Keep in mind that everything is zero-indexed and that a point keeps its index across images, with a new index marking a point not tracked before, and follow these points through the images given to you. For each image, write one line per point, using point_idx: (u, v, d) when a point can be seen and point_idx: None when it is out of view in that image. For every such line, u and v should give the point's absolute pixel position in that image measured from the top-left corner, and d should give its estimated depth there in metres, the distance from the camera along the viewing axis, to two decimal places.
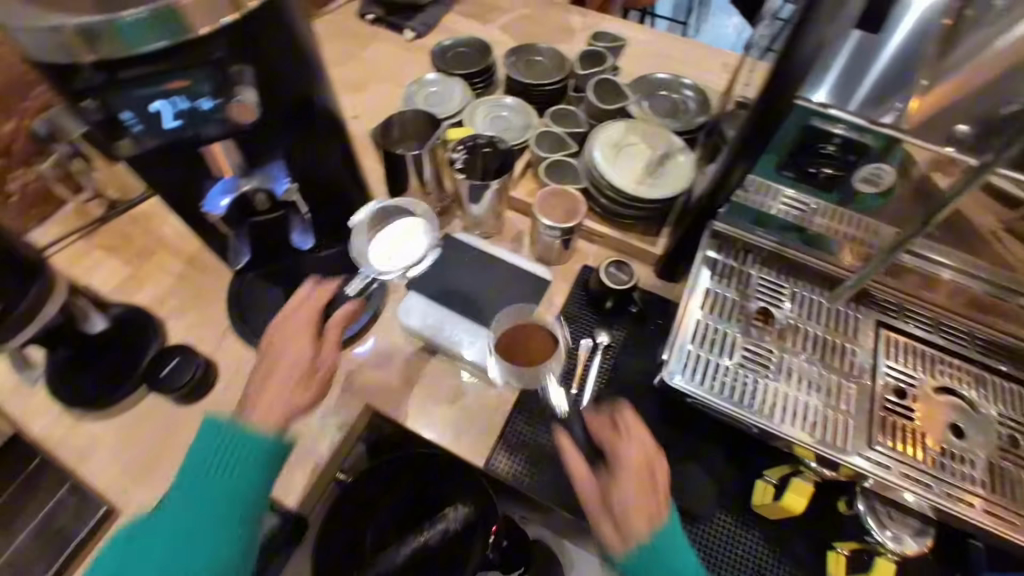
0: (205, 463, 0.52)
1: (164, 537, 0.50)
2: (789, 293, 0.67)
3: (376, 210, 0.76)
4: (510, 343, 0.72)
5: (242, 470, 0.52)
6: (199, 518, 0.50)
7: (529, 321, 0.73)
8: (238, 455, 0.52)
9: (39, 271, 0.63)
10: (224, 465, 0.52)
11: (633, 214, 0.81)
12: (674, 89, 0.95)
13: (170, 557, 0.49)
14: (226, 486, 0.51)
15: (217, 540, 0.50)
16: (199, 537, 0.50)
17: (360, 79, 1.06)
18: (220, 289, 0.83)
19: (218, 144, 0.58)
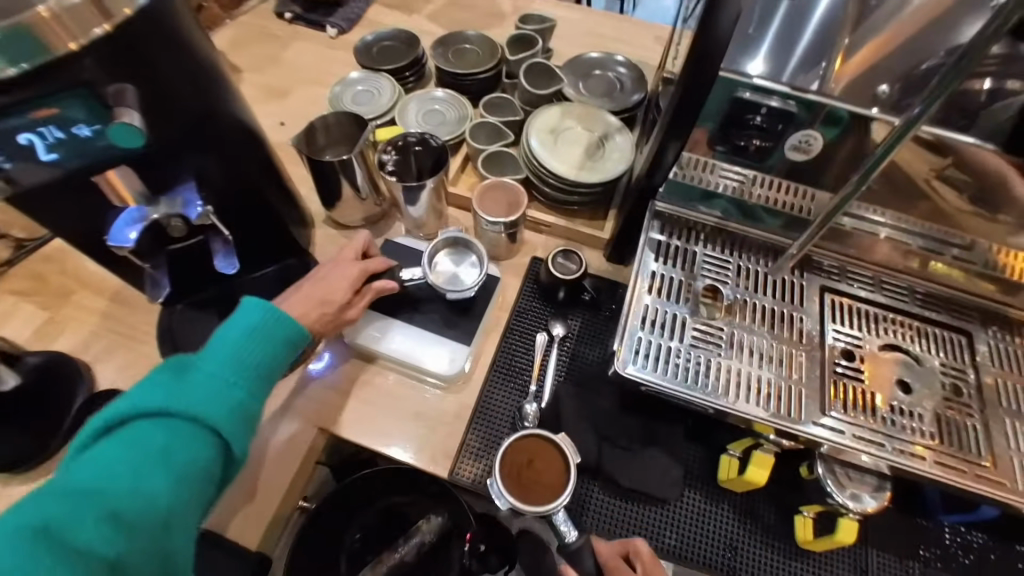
0: (243, 325, 0.51)
1: (183, 382, 0.46)
2: (734, 266, 0.66)
3: (451, 236, 0.75)
4: (517, 464, 0.63)
5: (278, 339, 0.52)
6: (223, 373, 0.47)
7: (538, 437, 0.65)
8: (268, 327, 0.52)
9: None
10: (265, 328, 0.52)
11: (577, 200, 0.79)
12: (609, 67, 0.93)
13: (187, 399, 0.45)
14: (257, 352, 0.50)
15: (236, 395, 0.47)
16: (222, 386, 0.47)
17: (283, 82, 0.99)
18: (150, 324, 0.77)
19: (113, 170, 0.53)
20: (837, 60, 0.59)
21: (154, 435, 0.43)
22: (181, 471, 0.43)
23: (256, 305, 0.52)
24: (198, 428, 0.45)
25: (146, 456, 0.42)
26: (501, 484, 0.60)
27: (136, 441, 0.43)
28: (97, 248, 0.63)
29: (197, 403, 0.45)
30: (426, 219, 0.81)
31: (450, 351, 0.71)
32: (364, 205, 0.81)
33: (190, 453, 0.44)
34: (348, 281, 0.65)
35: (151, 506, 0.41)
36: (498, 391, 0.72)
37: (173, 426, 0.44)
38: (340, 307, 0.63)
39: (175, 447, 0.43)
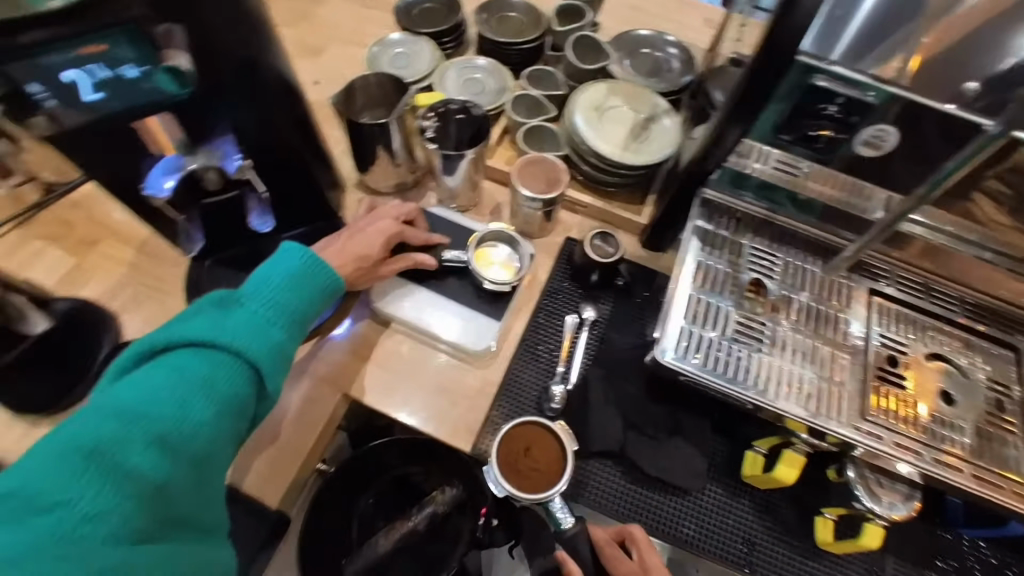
0: (279, 273, 0.52)
1: (222, 320, 0.47)
2: (781, 262, 0.64)
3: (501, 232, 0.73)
4: (514, 452, 0.63)
5: (313, 289, 0.54)
6: (261, 314, 0.49)
7: (536, 425, 0.64)
8: (305, 276, 0.53)
9: None
10: (300, 277, 0.53)
11: (618, 181, 0.77)
12: (658, 46, 0.89)
13: (227, 335, 0.46)
14: (293, 299, 0.52)
15: (274, 337, 0.49)
16: (260, 327, 0.48)
17: (319, 40, 0.97)
18: (178, 278, 0.77)
19: (153, 119, 0.52)
20: (915, 57, 0.54)
21: (195, 366, 0.44)
22: (221, 402, 0.44)
23: (293, 254, 0.54)
24: (239, 363, 0.46)
25: (189, 385, 0.43)
26: (497, 474, 0.61)
27: (180, 370, 0.44)
28: (132, 197, 0.62)
29: (236, 340, 0.46)
30: (460, 191, 0.79)
31: (480, 325, 0.70)
32: (398, 171, 0.79)
33: (230, 387, 0.45)
34: (380, 237, 0.66)
35: (190, 431, 0.43)
36: (526, 369, 0.71)
37: (216, 358, 0.45)
38: (374, 263, 0.65)
39: (216, 379, 0.45)
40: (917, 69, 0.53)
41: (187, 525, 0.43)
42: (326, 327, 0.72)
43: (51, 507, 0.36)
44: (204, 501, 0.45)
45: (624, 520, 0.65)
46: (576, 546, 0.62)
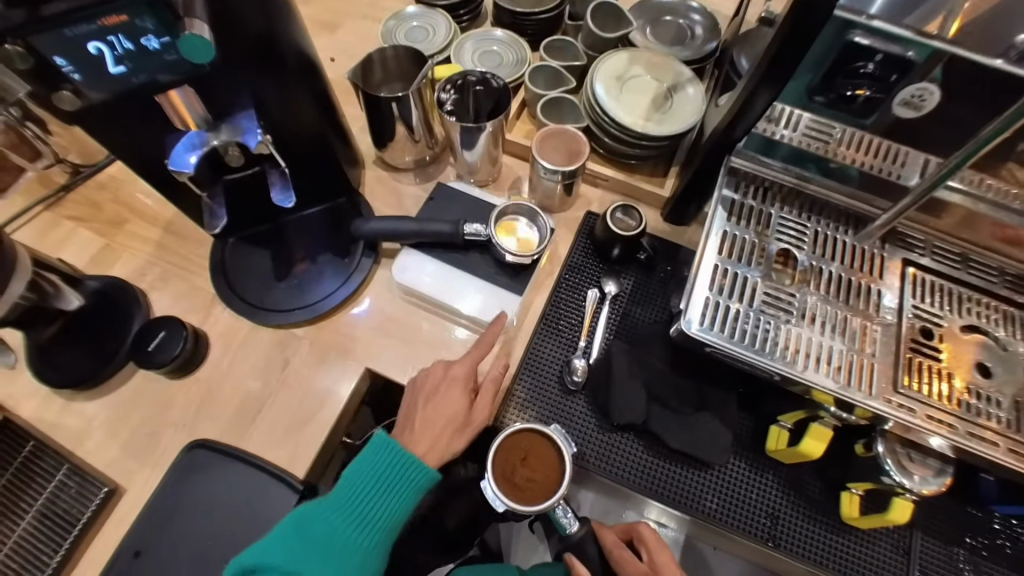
0: (376, 468, 0.57)
1: (319, 519, 0.54)
2: (811, 232, 0.62)
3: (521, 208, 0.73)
4: (509, 463, 0.62)
5: (399, 500, 0.57)
6: (347, 524, 0.55)
7: (532, 432, 0.63)
8: (399, 484, 0.57)
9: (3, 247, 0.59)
10: (390, 480, 0.57)
11: (640, 154, 0.75)
12: (681, 13, 0.86)
13: (316, 538, 0.53)
14: (380, 503, 0.57)
15: (366, 518, 0.56)
16: (347, 535, 0.55)
17: (335, 15, 0.95)
18: (204, 256, 0.78)
19: (175, 90, 0.52)
20: (955, 23, 0.50)
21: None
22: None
23: (389, 451, 0.57)
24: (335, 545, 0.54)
25: (284, 554, 0.52)
26: (497, 489, 0.59)
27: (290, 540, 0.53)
28: (157, 173, 0.62)
29: (318, 562, 0.53)
30: (479, 166, 0.79)
31: (501, 300, 0.70)
32: (417, 147, 0.78)
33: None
34: (462, 394, 0.64)
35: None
36: (546, 344, 0.71)
37: (313, 535, 0.53)
38: (466, 423, 0.63)
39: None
40: (956, 36, 0.50)
41: None
42: (347, 305, 0.74)
43: None
44: None
45: (645, 493, 0.65)
46: (583, 547, 0.67)
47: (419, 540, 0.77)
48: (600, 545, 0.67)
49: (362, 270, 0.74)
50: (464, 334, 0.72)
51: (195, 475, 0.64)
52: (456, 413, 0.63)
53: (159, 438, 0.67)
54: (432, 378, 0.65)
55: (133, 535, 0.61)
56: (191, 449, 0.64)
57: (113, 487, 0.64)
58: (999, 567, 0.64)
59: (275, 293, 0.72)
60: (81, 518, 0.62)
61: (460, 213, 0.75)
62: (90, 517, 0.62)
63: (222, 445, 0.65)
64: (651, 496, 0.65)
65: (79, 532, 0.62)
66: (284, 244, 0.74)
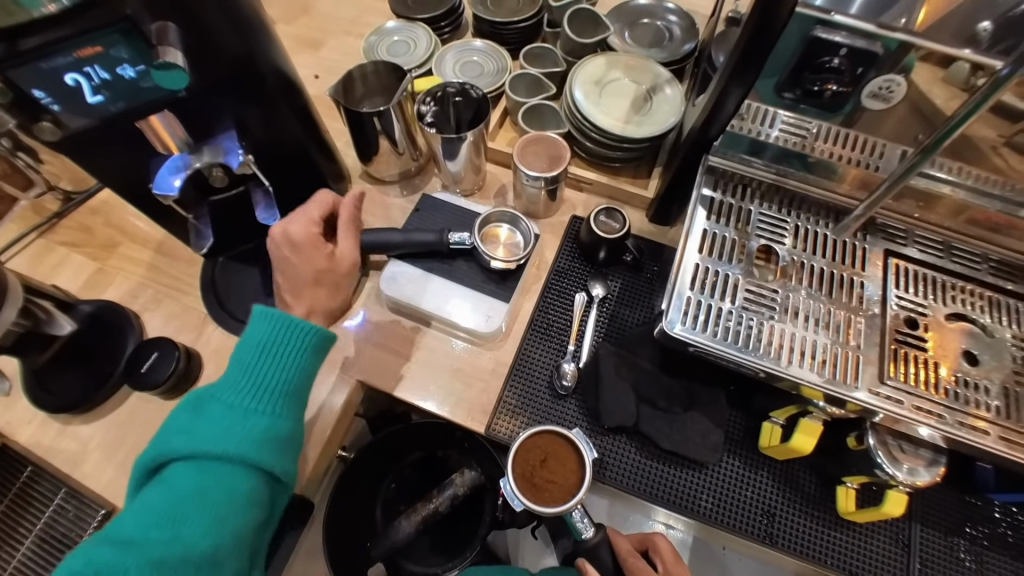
0: (255, 342, 0.55)
1: (210, 400, 0.53)
2: (791, 226, 0.63)
3: (510, 215, 0.73)
4: (530, 464, 0.62)
5: (292, 364, 0.55)
6: (244, 395, 0.52)
7: (553, 434, 0.64)
8: (287, 344, 0.55)
9: None
10: (277, 346, 0.55)
11: (622, 156, 0.76)
12: (658, 16, 0.87)
13: (214, 413, 0.51)
14: (272, 373, 0.54)
15: (265, 387, 0.53)
16: (243, 405, 0.52)
17: (318, 34, 0.96)
18: (194, 276, 0.78)
19: (155, 116, 0.53)
20: (921, 14, 0.51)
21: (195, 458, 0.49)
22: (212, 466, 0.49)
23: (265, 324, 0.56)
24: (232, 415, 0.51)
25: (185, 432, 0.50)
26: (514, 488, 0.60)
27: (188, 424, 0.51)
28: (143, 197, 0.63)
29: (219, 431, 0.50)
30: (464, 175, 0.79)
31: (488, 306, 0.70)
32: (401, 159, 0.79)
33: (223, 471, 0.49)
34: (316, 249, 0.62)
35: (194, 552, 0.46)
36: (536, 349, 0.71)
37: (210, 413, 0.51)
38: (331, 268, 0.63)
39: (210, 474, 0.49)
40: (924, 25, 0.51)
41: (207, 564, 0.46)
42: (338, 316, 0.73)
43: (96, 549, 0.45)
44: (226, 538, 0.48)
45: (641, 495, 0.65)
46: (597, 555, 0.65)
47: (422, 543, 0.84)
48: (613, 552, 0.65)
49: None
50: (460, 345, 0.72)
51: None
52: (320, 255, 0.62)
53: None
54: (283, 233, 0.62)
55: None
56: None
57: (111, 508, 0.66)
58: (1001, 557, 0.63)
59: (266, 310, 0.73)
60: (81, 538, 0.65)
61: (446, 221, 0.76)
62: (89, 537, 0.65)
63: None
64: (646, 497, 0.65)
65: None
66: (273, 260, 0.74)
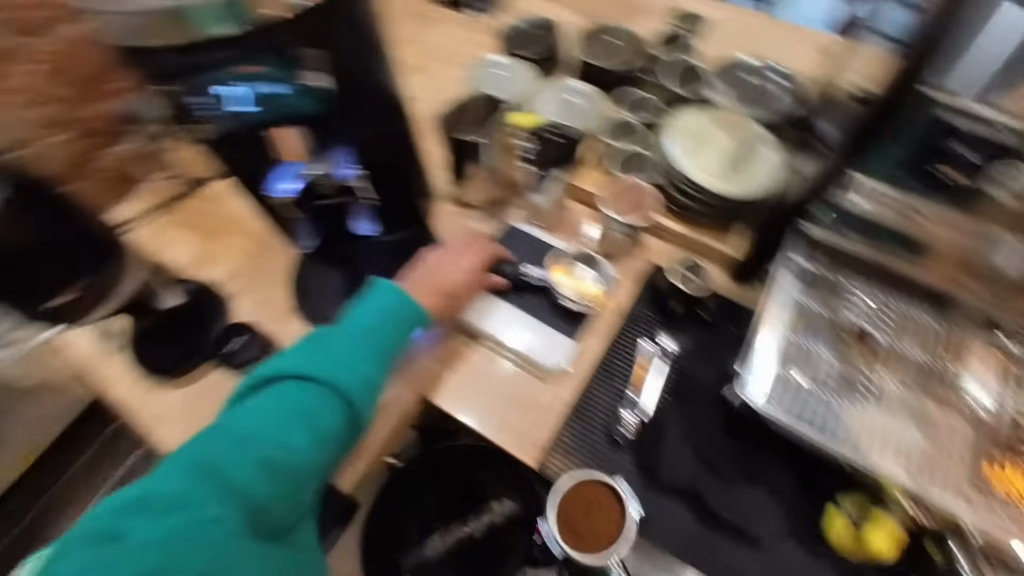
0: (372, 302, 0.63)
1: (323, 340, 0.60)
2: (890, 309, 0.66)
3: (586, 258, 0.76)
4: (575, 510, 0.64)
5: (395, 333, 0.62)
6: (356, 346, 0.59)
7: (597, 485, 0.64)
8: (396, 315, 0.63)
9: (114, 251, 0.64)
10: (388, 311, 0.62)
11: (706, 210, 0.76)
12: (762, 74, 0.86)
13: (324, 351, 0.58)
14: (378, 334, 0.61)
15: (369, 344, 0.60)
16: (348, 352, 0.59)
17: (425, 57, 1.01)
18: (283, 269, 0.82)
19: (292, 129, 0.60)
20: None
21: (303, 383, 0.57)
22: (314, 395, 0.56)
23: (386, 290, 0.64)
24: (340, 363, 0.58)
25: (301, 362, 0.58)
26: (556, 533, 0.64)
27: (304, 355, 0.58)
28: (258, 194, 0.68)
29: (331, 366, 0.58)
30: (547, 208, 0.81)
31: (553, 343, 0.72)
32: (490, 186, 0.82)
33: (321, 401, 0.57)
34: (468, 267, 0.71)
35: (290, 455, 0.55)
36: (599, 393, 0.70)
37: (321, 354, 0.58)
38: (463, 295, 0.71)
39: (312, 398, 0.56)
40: None
41: (291, 475, 0.55)
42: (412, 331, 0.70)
43: (213, 433, 0.54)
44: (308, 458, 0.56)
45: (687, 560, 0.63)
46: None
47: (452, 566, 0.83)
48: None
49: None
50: (510, 367, 0.71)
51: None
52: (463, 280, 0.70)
53: None
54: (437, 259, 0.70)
55: None
56: None
57: None
58: None
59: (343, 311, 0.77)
60: None
61: (528, 255, 0.77)
62: None
63: None
64: (693, 564, 0.63)
65: None
66: (358, 267, 0.78)
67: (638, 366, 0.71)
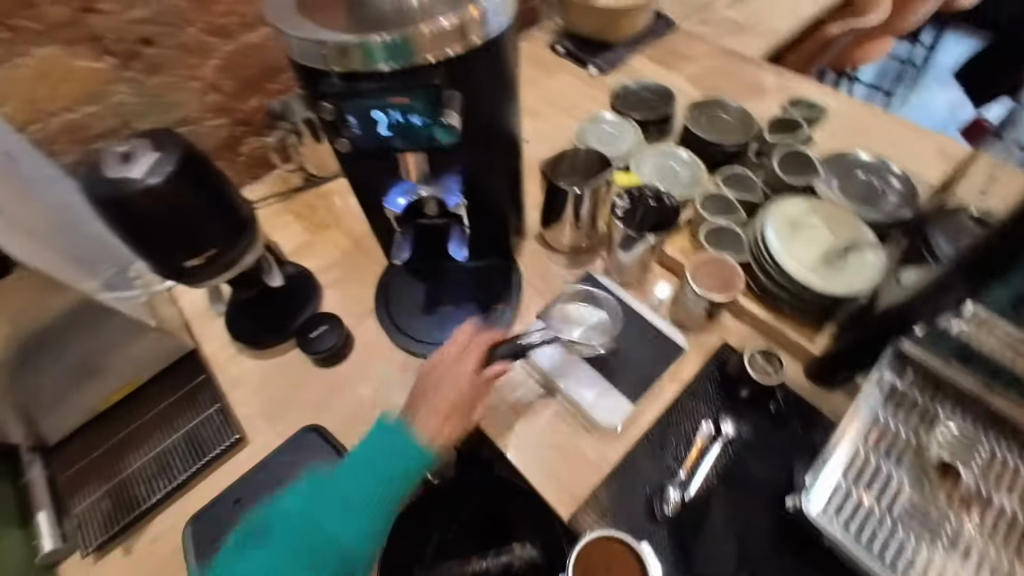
0: (380, 453, 0.62)
1: (326, 496, 0.61)
2: (987, 450, 0.59)
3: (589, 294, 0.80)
4: (594, 567, 0.59)
5: (399, 489, 0.62)
6: (354, 493, 0.61)
7: (617, 541, 0.61)
8: (401, 472, 0.62)
9: (250, 228, 0.71)
10: (394, 471, 0.62)
11: (796, 301, 0.73)
12: (878, 173, 0.84)
13: (330, 517, 0.60)
14: (386, 485, 0.62)
15: (379, 493, 0.62)
16: (355, 506, 0.61)
17: (541, 104, 1.08)
18: (373, 273, 0.90)
19: (412, 154, 0.65)
20: None
21: (309, 547, 0.60)
22: (320, 557, 0.60)
23: (391, 431, 0.64)
24: (350, 518, 0.61)
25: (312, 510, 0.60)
26: None
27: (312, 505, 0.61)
28: (371, 203, 0.76)
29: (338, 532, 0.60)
30: (630, 266, 0.82)
31: (610, 398, 0.72)
32: (578, 234, 0.85)
33: (326, 560, 0.60)
34: (465, 375, 0.67)
35: None
36: (646, 461, 0.69)
37: (332, 500, 0.61)
38: (467, 405, 0.67)
39: (320, 558, 0.60)
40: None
41: None
42: None
43: None
44: None
45: None
46: None
47: None
48: None
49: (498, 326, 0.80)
50: (554, 410, 0.73)
51: (299, 454, 0.72)
52: (465, 388, 0.67)
53: (290, 410, 0.77)
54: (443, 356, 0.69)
55: (239, 486, 0.71)
56: (307, 430, 0.74)
57: (240, 438, 0.74)
58: None
59: (418, 323, 0.82)
60: (210, 452, 0.73)
61: (600, 308, 0.78)
62: (216, 456, 0.73)
63: (333, 437, 0.74)
64: None
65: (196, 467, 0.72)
66: (442, 285, 0.84)
67: (694, 447, 0.69)
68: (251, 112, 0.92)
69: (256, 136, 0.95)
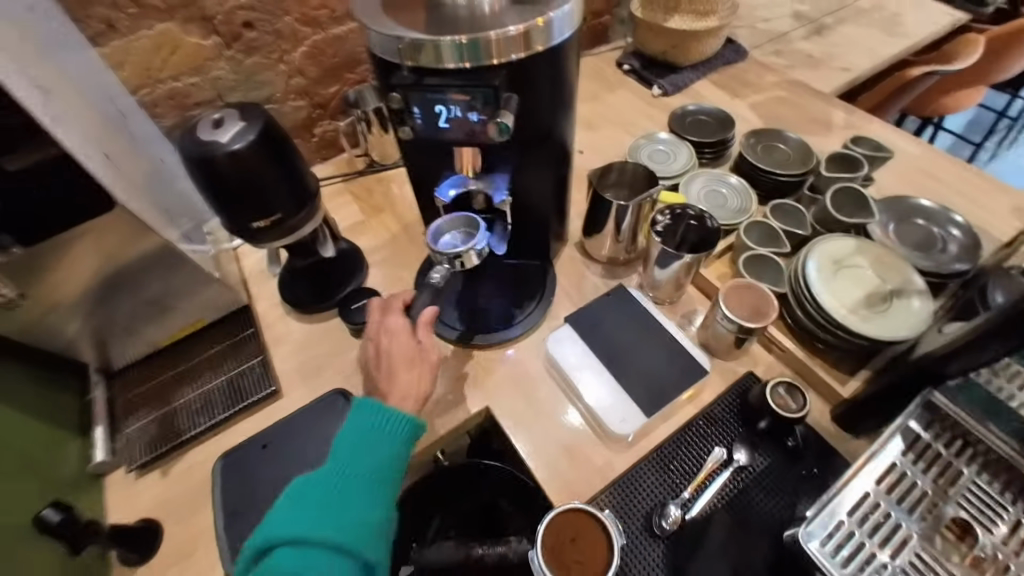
0: (360, 435, 0.61)
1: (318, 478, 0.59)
2: (1011, 516, 0.56)
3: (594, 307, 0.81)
4: (560, 540, 0.61)
5: (394, 448, 0.61)
6: (349, 472, 0.59)
7: (578, 511, 0.63)
8: (390, 432, 0.62)
9: (311, 201, 0.78)
10: (387, 430, 0.62)
11: (830, 341, 0.72)
12: (937, 222, 0.81)
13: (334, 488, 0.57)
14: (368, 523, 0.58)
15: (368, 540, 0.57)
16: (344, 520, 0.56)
17: (600, 118, 1.10)
18: (417, 259, 0.95)
19: (467, 148, 0.69)
20: None
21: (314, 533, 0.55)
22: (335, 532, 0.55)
23: (371, 412, 0.62)
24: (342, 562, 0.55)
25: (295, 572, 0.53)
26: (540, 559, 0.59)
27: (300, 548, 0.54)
28: (424, 192, 0.81)
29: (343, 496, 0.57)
30: (664, 284, 0.83)
31: (626, 410, 0.71)
32: (617, 246, 0.87)
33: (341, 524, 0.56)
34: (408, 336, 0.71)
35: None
36: (652, 474, 0.70)
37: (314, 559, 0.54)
38: (422, 354, 0.70)
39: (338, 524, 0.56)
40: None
41: None
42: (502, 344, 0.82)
43: None
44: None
45: None
46: None
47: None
48: None
49: (524, 324, 0.82)
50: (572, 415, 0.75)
51: (327, 414, 0.77)
52: (411, 346, 0.70)
53: (324, 374, 0.83)
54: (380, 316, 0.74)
55: (267, 433, 0.76)
56: (336, 392, 0.79)
57: (275, 390, 0.80)
58: None
59: None
60: (249, 398, 0.79)
61: (627, 319, 0.79)
62: (253, 402, 0.79)
63: None
64: None
65: (234, 411, 0.78)
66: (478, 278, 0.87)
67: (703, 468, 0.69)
68: (329, 97, 1.00)
69: (330, 120, 1.03)
